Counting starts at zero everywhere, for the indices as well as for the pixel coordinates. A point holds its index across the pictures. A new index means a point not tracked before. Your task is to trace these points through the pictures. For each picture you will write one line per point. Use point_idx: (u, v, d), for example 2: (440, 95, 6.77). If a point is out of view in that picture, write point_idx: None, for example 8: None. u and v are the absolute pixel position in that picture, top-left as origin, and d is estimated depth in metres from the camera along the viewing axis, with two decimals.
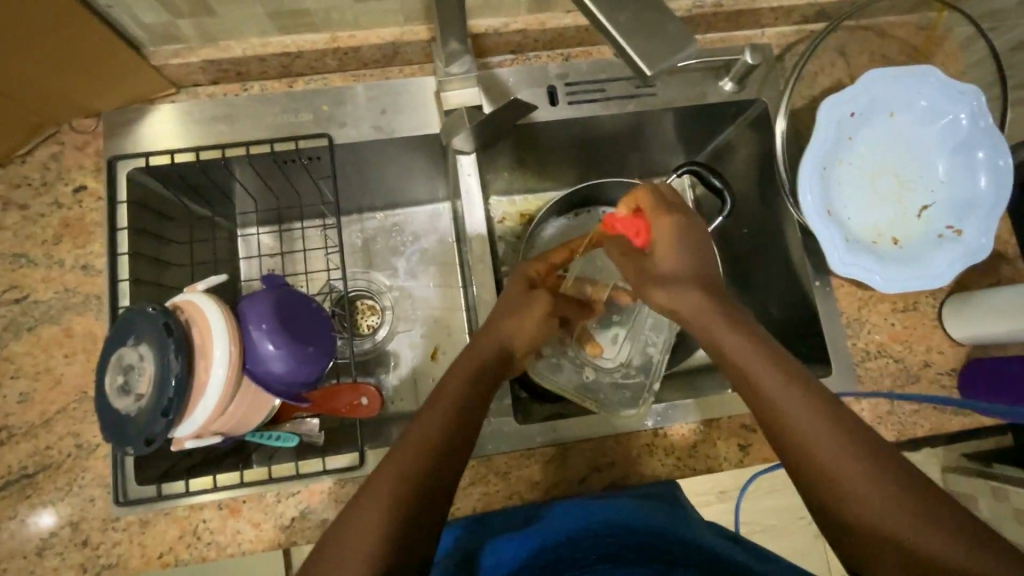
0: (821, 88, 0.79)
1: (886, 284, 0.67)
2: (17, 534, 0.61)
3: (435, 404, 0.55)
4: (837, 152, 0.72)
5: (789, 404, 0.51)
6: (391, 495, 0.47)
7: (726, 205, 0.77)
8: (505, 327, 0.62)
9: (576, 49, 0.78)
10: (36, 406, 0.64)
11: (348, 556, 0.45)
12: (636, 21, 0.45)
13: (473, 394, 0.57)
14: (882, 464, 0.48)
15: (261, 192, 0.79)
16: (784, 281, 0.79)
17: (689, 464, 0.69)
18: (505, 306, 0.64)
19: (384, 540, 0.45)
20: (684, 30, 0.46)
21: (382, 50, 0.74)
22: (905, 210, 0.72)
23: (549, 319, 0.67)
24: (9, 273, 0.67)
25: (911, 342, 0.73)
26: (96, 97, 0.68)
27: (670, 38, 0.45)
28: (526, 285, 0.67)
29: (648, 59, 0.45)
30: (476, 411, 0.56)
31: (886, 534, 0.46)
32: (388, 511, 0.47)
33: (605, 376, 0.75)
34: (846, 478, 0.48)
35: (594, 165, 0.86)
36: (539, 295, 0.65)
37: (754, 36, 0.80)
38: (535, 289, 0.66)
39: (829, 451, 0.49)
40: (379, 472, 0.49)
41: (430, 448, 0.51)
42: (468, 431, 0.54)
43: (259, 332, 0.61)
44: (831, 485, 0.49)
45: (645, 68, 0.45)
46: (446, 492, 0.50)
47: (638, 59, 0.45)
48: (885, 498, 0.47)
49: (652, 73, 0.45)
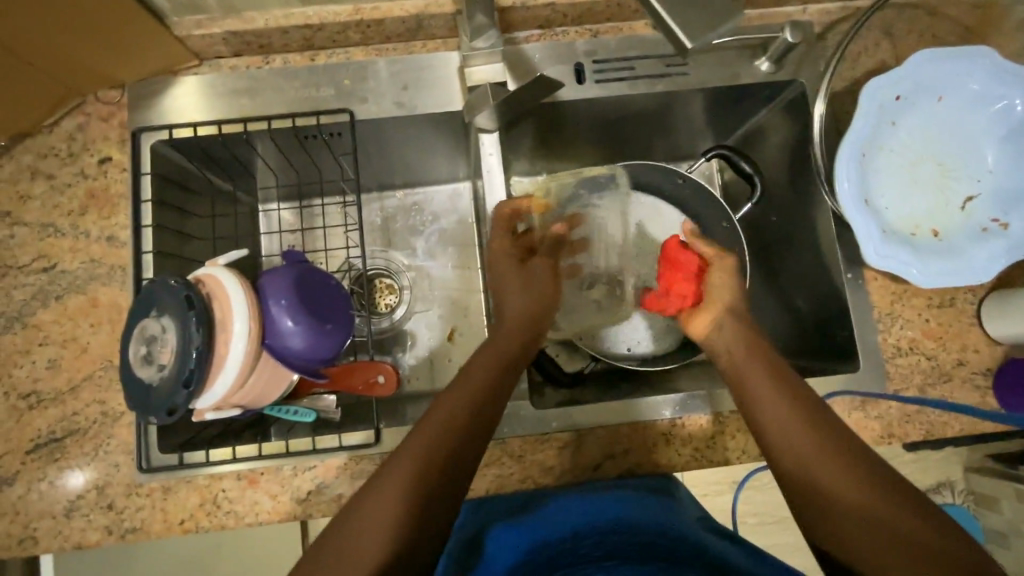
0: (864, 69, 0.74)
1: (922, 278, 0.64)
2: (46, 495, 0.63)
3: (455, 391, 0.55)
4: (879, 138, 0.68)
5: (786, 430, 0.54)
6: (408, 490, 0.47)
7: (755, 190, 0.76)
8: (526, 311, 0.65)
9: (605, 25, 0.74)
10: (63, 373, 0.66)
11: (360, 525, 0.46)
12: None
13: (490, 375, 0.57)
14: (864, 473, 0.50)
15: (282, 166, 0.78)
16: (812, 273, 0.76)
17: (707, 455, 0.66)
18: (512, 286, 0.67)
19: (394, 536, 0.45)
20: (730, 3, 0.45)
21: (406, 23, 0.71)
22: (947, 200, 0.68)
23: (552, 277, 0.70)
24: (38, 242, 0.68)
25: (945, 339, 0.70)
26: (120, 68, 0.68)
27: (712, 9, 0.44)
28: (514, 257, 0.68)
29: (690, 32, 0.43)
30: (495, 391, 0.56)
31: (880, 532, 0.47)
32: (405, 512, 0.46)
33: (597, 296, 0.80)
34: (851, 498, 0.49)
35: (620, 146, 0.84)
36: (536, 261, 0.70)
37: (795, 13, 0.76)
38: (530, 258, 0.70)
39: (831, 475, 0.50)
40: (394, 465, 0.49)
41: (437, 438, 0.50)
42: (485, 405, 0.54)
43: (279, 307, 0.62)
44: (834, 510, 0.49)
45: (686, 40, 0.43)
46: (464, 464, 0.51)
47: (681, 34, 0.43)
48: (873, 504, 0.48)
49: (692, 46, 0.43)
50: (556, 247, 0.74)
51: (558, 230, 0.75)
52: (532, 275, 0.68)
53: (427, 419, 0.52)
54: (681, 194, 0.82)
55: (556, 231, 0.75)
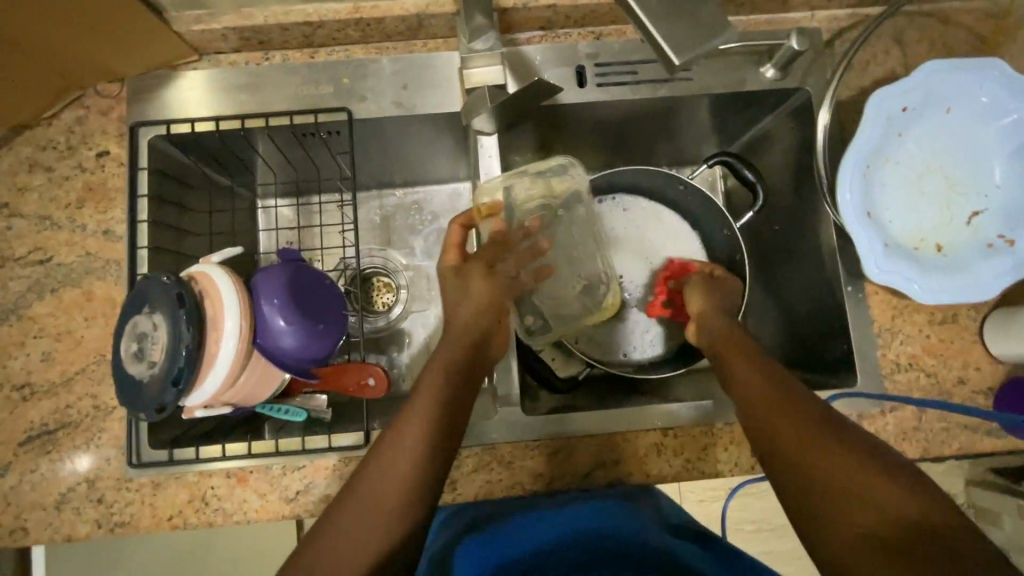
0: (872, 78, 0.73)
1: (924, 294, 0.63)
2: (37, 487, 0.64)
3: (425, 391, 0.55)
4: (884, 150, 0.67)
5: (775, 421, 0.53)
6: (389, 487, 0.49)
7: (758, 198, 0.75)
8: (470, 320, 0.61)
9: (608, 27, 0.73)
10: (57, 365, 0.66)
11: (345, 516, 0.48)
12: (667, 9, 0.46)
13: (445, 382, 0.56)
14: (858, 455, 0.49)
15: (281, 164, 0.78)
16: (812, 284, 0.75)
17: (698, 467, 0.65)
18: (453, 297, 0.63)
19: (375, 533, 0.47)
20: (719, 18, 0.47)
21: (406, 22, 0.70)
22: (953, 214, 0.67)
23: (493, 279, 0.64)
24: (35, 234, 0.68)
25: (946, 357, 0.69)
26: (118, 63, 0.68)
27: (700, 27, 0.46)
28: (454, 269, 0.65)
29: (677, 49, 0.46)
30: (458, 393, 0.56)
31: (876, 514, 0.45)
32: (386, 515, 0.48)
33: (568, 295, 0.72)
34: (843, 480, 0.47)
35: (622, 150, 0.83)
36: (468, 268, 0.64)
37: (803, 19, 0.74)
38: (464, 265, 0.64)
39: (824, 458, 0.49)
40: (377, 462, 0.50)
41: (412, 443, 0.51)
42: (458, 413, 0.55)
43: (270, 307, 0.61)
44: (830, 493, 0.47)
45: (674, 55, 0.46)
46: (441, 470, 0.52)
47: (669, 50, 0.46)
48: (869, 486, 0.46)
49: (678, 62, 0.46)
50: (497, 249, 0.66)
51: (497, 232, 0.66)
52: (466, 282, 0.63)
53: (402, 420, 0.53)
54: (683, 200, 0.82)
55: (494, 233, 0.66)
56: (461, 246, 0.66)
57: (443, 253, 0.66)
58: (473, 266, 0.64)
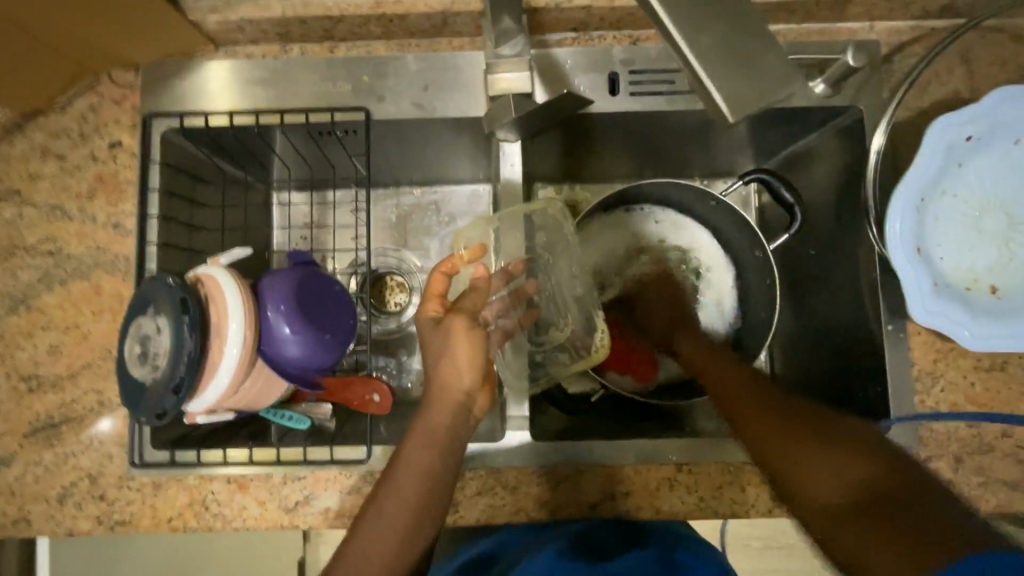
0: (933, 99, 0.67)
1: (974, 340, 0.57)
2: (41, 480, 0.64)
3: (420, 431, 0.53)
4: (941, 181, 0.61)
5: (734, 410, 0.56)
6: (404, 523, 0.50)
7: (796, 222, 0.70)
8: (458, 373, 0.55)
9: (646, 31, 0.69)
10: (64, 358, 0.65)
11: (365, 554, 0.49)
12: (723, 60, 0.44)
13: (448, 420, 0.54)
14: (809, 429, 0.50)
15: (296, 159, 0.75)
16: (847, 318, 0.70)
17: (712, 506, 0.62)
18: (433, 357, 0.56)
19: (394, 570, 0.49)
20: (777, 59, 0.44)
21: (431, 19, 0.66)
22: (1012, 254, 0.62)
23: (473, 334, 0.55)
24: (46, 224, 0.67)
25: (990, 407, 0.64)
26: (133, 50, 0.65)
27: (758, 82, 0.43)
28: (435, 321, 0.57)
29: (733, 105, 0.43)
30: (456, 429, 0.54)
31: (828, 478, 0.46)
32: (396, 554, 0.49)
33: (556, 339, 0.67)
34: (790, 453, 0.49)
35: (652, 159, 0.78)
36: (450, 321, 0.55)
37: (860, 30, 0.68)
38: (446, 317, 0.56)
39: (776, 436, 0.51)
40: (383, 499, 0.51)
41: (413, 484, 0.51)
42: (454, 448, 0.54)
43: (276, 314, 0.59)
44: (786, 468, 0.49)
45: (728, 111, 0.43)
46: (437, 508, 0.52)
47: (720, 98, 0.43)
48: (816, 454, 0.48)
49: (733, 120, 0.43)
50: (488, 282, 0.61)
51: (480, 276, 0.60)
52: (447, 338, 0.55)
53: (403, 457, 0.52)
54: (713, 216, 0.77)
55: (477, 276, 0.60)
56: (442, 295, 0.58)
57: (422, 303, 0.58)
58: (454, 320, 0.55)
